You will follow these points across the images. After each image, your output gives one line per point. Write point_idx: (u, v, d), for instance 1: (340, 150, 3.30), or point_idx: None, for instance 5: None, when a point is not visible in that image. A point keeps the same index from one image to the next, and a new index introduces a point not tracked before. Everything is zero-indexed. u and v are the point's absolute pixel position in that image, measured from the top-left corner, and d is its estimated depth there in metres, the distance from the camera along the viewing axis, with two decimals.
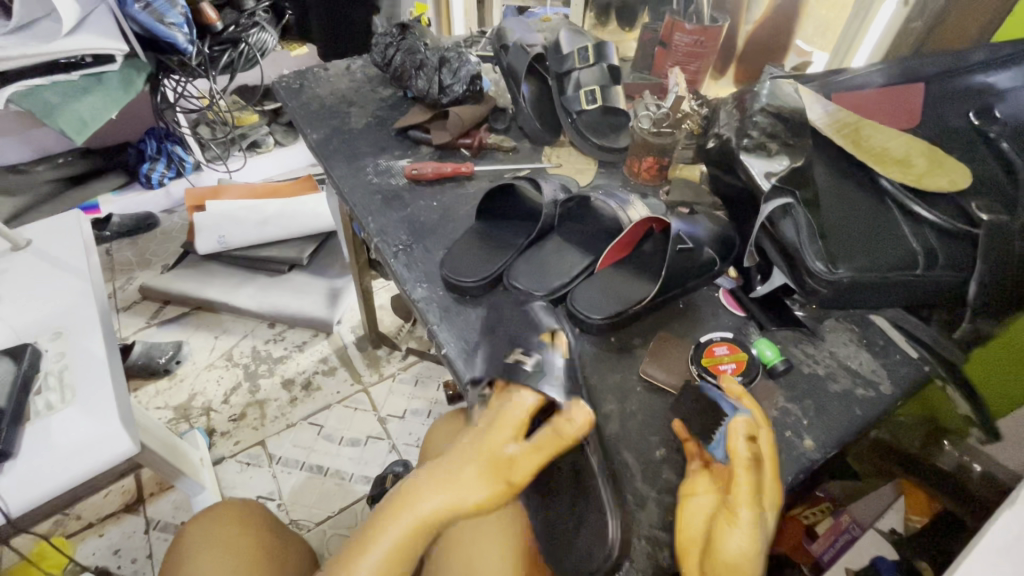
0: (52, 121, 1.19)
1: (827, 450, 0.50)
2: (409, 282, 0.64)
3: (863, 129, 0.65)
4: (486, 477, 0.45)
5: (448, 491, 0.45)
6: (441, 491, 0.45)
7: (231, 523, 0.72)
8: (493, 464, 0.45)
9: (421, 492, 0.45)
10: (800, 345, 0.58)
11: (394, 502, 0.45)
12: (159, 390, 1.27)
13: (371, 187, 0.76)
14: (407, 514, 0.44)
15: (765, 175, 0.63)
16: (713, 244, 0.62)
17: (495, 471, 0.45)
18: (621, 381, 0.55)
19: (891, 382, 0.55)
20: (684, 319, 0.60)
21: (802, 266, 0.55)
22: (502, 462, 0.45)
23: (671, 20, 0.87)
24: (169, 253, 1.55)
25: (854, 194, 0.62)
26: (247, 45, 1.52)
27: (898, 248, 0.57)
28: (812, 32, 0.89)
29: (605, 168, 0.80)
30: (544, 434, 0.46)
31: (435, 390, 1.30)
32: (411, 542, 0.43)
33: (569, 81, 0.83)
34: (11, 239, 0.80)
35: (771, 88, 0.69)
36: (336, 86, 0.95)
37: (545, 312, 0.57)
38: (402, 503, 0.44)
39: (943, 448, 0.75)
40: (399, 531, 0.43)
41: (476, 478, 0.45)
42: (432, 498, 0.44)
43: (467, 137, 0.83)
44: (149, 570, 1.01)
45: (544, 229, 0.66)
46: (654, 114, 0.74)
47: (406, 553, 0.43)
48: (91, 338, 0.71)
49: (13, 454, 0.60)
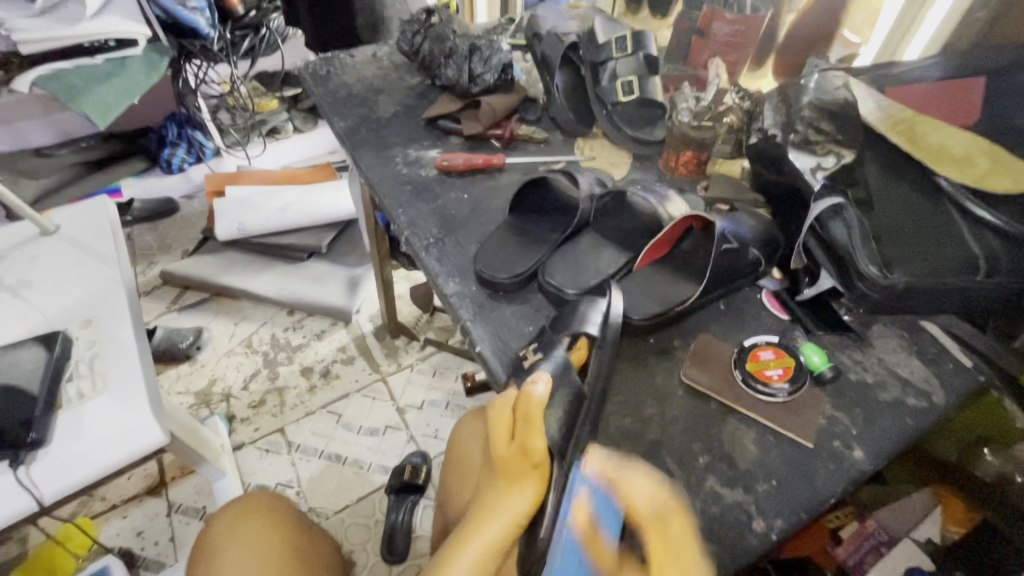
0: (74, 104, 1.16)
1: (879, 462, 0.48)
2: (440, 277, 0.63)
3: (919, 125, 0.63)
4: (516, 477, 0.44)
5: (495, 514, 0.43)
6: (493, 515, 0.43)
7: (256, 516, 0.72)
8: (512, 461, 0.45)
9: (472, 526, 0.43)
10: (847, 351, 0.55)
11: (448, 548, 0.42)
12: (180, 375, 1.28)
13: (401, 178, 0.75)
14: (466, 551, 0.41)
15: (812, 171, 0.62)
16: (759, 244, 0.60)
17: (518, 465, 0.44)
18: (662, 385, 0.53)
19: (944, 392, 0.52)
20: (725, 320, 0.59)
21: (854, 269, 0.54)
22: (517, 455, 0.44)
23: (711, 8, 0.84)
24: (189, 239, 1.55)
25: (907, 196, 0.60)
26: (268, 30, 1.53)
27: (955, 253, 0.55)
28: (861, 21, 0.83)
29: (640, 162, 0.78)
30: (524, 409, 0.46)
31: (453, 381, 1.30)
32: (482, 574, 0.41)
33: (604, 71, 0.79)
34: (40, 225, 0.80)
35: (819, 80, 0.68)
36: (362, 72, 0.93)
37: (574, 309, 0.53)
38: (456, 543, 0.42)
39: (983, 457, 0.64)
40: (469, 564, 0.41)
41: (510, 486, 0.44)
42: (487, 529, 0.42)
43: (498, 127, 0.81)
44: (171, 553, 1.02)
45: (580, 224, 0.64)
46: (695, 107, 0.71)
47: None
48: (121, 324, 0.71)
49: (47, 442, 0.60)
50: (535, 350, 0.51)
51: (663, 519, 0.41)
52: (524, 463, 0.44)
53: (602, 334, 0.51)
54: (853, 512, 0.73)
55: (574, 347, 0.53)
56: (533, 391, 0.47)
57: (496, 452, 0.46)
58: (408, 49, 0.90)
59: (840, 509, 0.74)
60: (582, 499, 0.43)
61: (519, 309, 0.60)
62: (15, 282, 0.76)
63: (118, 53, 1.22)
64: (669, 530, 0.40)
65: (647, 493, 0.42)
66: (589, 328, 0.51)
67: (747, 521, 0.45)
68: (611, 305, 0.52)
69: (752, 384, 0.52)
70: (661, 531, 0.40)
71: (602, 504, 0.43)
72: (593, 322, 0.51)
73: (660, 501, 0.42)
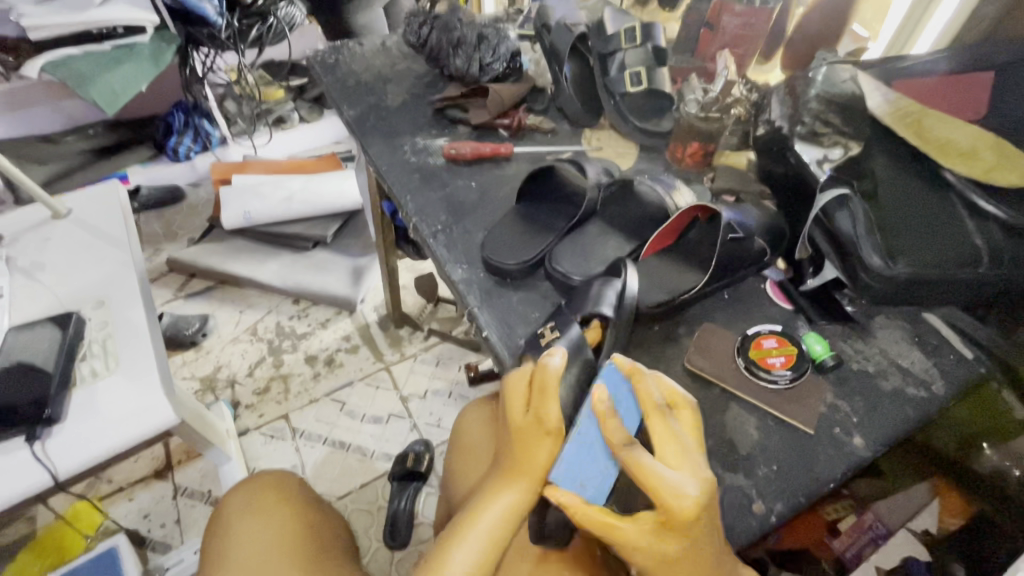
0: (83, 91, 1.17)
1: (877, 449, 0.49)
2: (448, 263, 0.64)
3: (924, 120, 0.63)
4: (529, 449, 0.45)
5: (506, 488, 0.45)
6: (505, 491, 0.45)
7: (270, 492, 0.74)
8: (525, 428, 0.46)
9: (480, 504, 0.45)
10: (848, 341, 0.56)
11: (464, 517, 0.46)
12: (186, 361, 1.29)
13: (410, 166, 0.75)
14: (479, 523, 0.45)
15: (818, 163, 0.63)
16: (764, 235, 0.61)
17: (531, 434, 0.45)
18: (665, 371, 0.54)
19: (944, 382, 0.53)
20: (730, 310, 0.59)
21: (857, 259, 0.55)
22: (530, 424, 0.46)
23: (720, 0, 0.84)
24: (195, 227, 1.56)
25: (915, 189, 0.61)
26: (275, 19, 1.42)
27: (959, 243, 0.56)
28: (871, 16, 0.83)
29: (646, 153, 0.78)
30: (540, 380, 0.46)
31: (456, 371, 1.31)
32: (492, 548, 0.45)
33: (613, 62, 0.80)
34: (53, 208, 0.81)
35: (827, 73, 0.69)
36: (371, 61, 0.93)
37: (589, 288, 0.54)
38: (466, 523, 0.45)
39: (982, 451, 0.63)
40: (481, 535, 0.45)
41: (520, 458, 0.46)
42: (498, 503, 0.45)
43: (506, 117, 0.82)
44: (177, 535, 1.04)
45: (587, 213, 0.65)
46: (703, 98, 0.73)
47: (492, 553, 0.45)
48: (132, 307, 0.72)
49: (61, 419, 0.61)
50: (552, 328, 0.52)
51: (675, 408, 0.44)
52: (536, 430, 0.46)
53: (617, 315, 0.52)
54: (851, 505, 0.73)
55: (589, 326, 0.54)
56: (548, 363, 0.47)
57: (510, 422, 0.47)
58: (414, 40, 0.88)
59: (838, 502, 0.74)
60: (601, 386, 0.45)
61: (525, 295, 0.61)
62: (28, 264, 0.77)
63: (126, 40, 1.23)
64: (676, 425, 0.43)
65: (665, 388, 0.46)
66: (603, 308, 0.51)
67: (747, 504, 0.46)
68: (626, 285, 0.53)
69: (754, 371, 0.52)
70: (669, 421, 0.43)
71: (619, 396, 0.46)
72: (608, 303, 0.52)
73: (670, 396, 0.45)
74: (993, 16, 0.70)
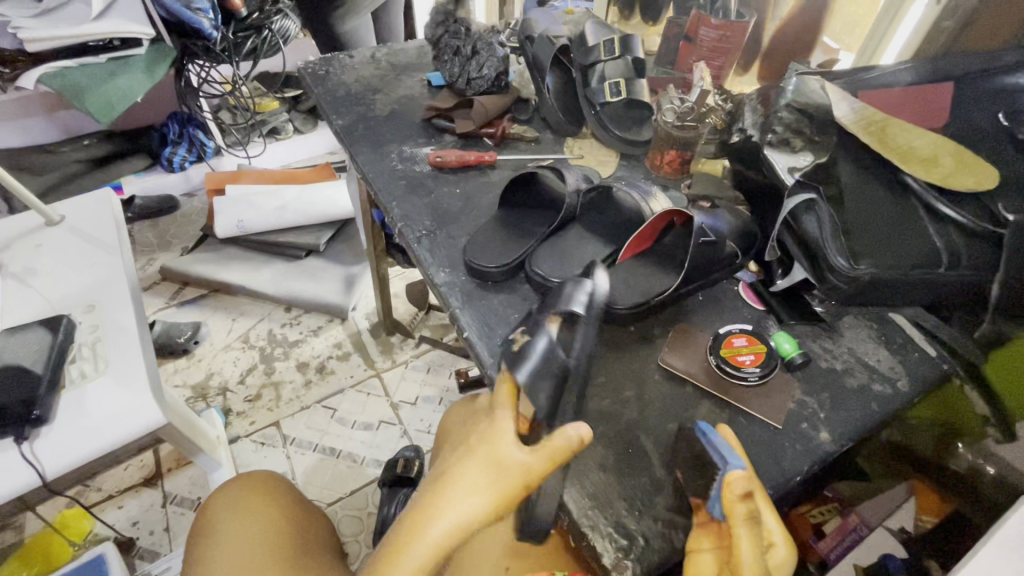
0: (79, 103, 1.20)
1: (843, 443, 0.50)
2: (432, 267, 0.66)
3: (889, 127, 0.66)
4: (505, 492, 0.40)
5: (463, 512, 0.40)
6: (453, 500, 0.40)
7: (257, 492, 0.75)
8: (508, 472, 0.41)
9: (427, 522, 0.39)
10: (817, 340, 0.58)
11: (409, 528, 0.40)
12: (178, 368, 1.30)
13: (396, 174, 0.78)
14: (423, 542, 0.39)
15: (788, 171, 0.65)
16: (736, 238, 0.63)
17: (511, 481, 0.40)
18: (641, 369, 0.56)
19: (908, 379, 0.55)
20: (704, 311, 0.61)
21: (824, 261, 0.57)
22: (511, 470, 0.40)
23: (698, 14, 0.87)
24: (189, 236, 1.57)
25: (880, 195, 0.63)
26: (269, 32, 1.42)
27: (920, 246, 0.58)
28: (840, 28, 0.88)
29: (627, 161, 0.81)
30: (551, 439, 0.41)
31: (446, 378, 1.32)
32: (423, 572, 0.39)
33: (593, 73, 0.85)
34: (46, 215, 0.83)
35: (798, 84, 0.72)
36: (360, 73, 0.96)
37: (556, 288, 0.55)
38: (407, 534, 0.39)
39: (957, 452, 0.61)
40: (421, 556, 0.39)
41: (485, 474, 0.41)
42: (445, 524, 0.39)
43: (490, 127, 0.84)
44: (166, 543, 1.03)
45: (566, 219, 0.67)
46: (679, 107, 0.73)
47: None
48: (123, 311, 0.74)
49: (51, 420, 0.63)
50: (523, 332, 0.51)
51: None
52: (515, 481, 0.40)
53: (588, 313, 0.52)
54: (836, 509, 0.72)
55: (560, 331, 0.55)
56: (564, 434, 0.42)
57: (492, 458, 0.41)
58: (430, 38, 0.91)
59: (824, 506, 0.73)
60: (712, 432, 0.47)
61: (506, 298, 0.63)
62: (21, 269, 0.78)
63: (122, 52, 1.24)
64: None
65: None
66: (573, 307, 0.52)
67: None
68: (595, 287, 0.55)
69: (725, 368, 0.54)
70: None
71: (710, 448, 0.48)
72: (578, 303, 0.53)
73: None
74: (951, 29, 0.73)
